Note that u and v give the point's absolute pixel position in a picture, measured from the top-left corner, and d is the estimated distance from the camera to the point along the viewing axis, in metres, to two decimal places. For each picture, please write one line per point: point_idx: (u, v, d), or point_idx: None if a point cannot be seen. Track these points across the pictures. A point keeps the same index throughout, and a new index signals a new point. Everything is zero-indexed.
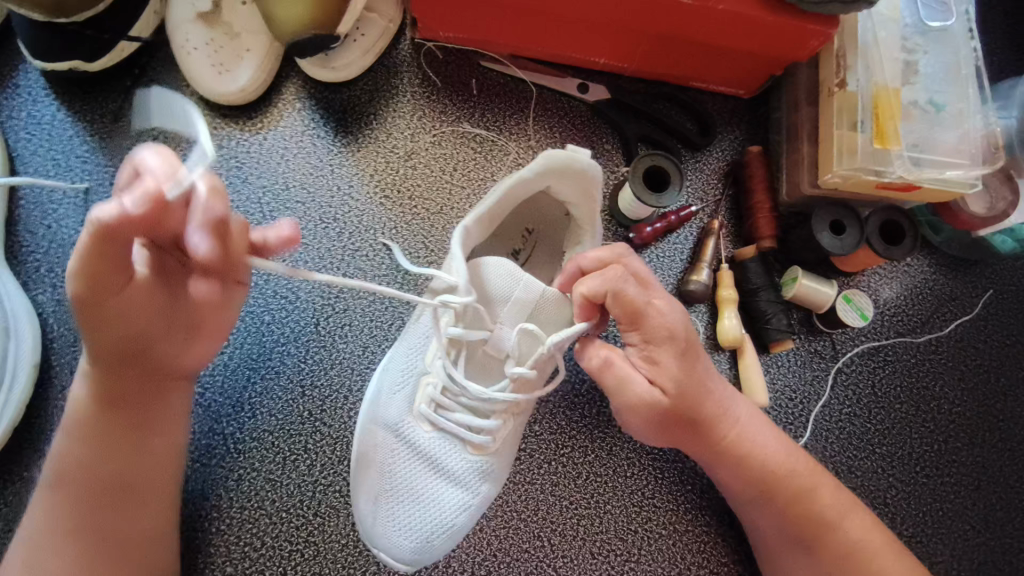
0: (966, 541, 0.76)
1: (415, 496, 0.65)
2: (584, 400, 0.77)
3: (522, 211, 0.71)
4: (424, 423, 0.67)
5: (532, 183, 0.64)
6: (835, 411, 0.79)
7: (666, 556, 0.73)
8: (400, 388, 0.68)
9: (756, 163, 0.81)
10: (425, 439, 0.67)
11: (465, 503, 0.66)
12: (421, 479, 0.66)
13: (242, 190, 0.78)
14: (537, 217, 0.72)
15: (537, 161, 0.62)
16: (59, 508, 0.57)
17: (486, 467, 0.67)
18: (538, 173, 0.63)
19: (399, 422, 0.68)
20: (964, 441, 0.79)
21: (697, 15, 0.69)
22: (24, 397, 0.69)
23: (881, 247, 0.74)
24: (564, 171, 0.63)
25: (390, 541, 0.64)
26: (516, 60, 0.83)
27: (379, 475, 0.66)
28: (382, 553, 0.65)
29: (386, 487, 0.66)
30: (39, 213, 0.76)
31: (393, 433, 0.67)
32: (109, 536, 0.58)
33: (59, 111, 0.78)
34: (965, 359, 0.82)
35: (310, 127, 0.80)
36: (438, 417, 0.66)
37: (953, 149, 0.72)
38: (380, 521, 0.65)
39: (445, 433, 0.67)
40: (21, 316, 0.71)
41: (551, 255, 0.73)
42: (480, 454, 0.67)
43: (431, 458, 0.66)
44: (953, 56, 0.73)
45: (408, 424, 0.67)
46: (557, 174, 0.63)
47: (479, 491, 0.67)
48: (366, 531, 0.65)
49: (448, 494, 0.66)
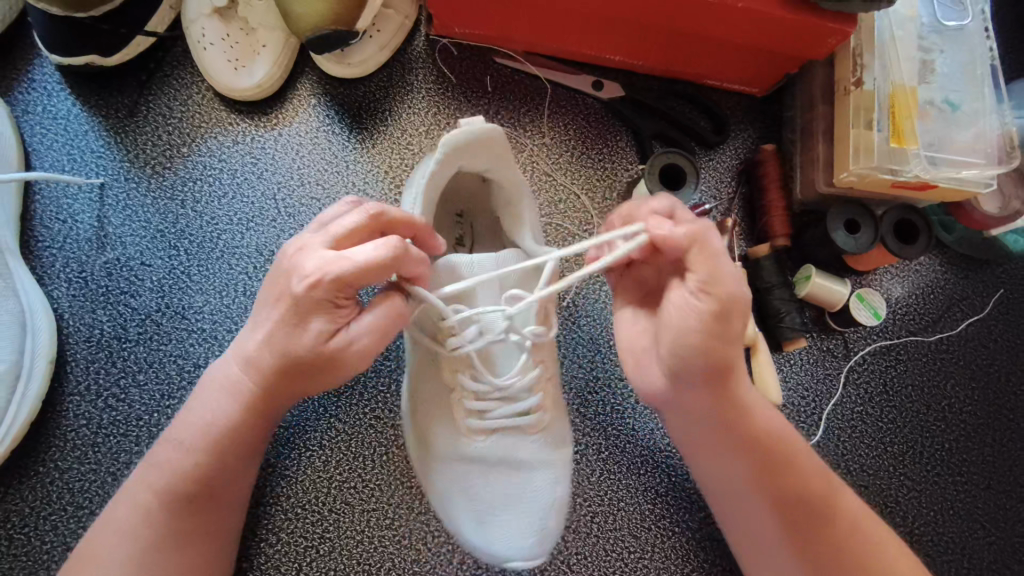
0: (976, 540, 0.76)
1: (508, 502, 0.65)
2: (596, 399, 0.77)
3: (445, 199, 0.71)
4: (475, 435, 0.66)
5: (443, 170, 0.62)
6: (848, 410, 0.79)
7: (679, 553, 0.73)
8: (438, 415, 0.67)
9: (770, 161, 0.81)
10: (485, 448, 0.66)
11: (554, 479, 0.67)
12: (501, 484, 0.65)
13: (259, 187, 0.78)
14: (463, 200, 0.72)
15: (441, 148, 0.61)
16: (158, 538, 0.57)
17: (550, 444, 0.68)
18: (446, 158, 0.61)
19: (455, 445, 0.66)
20: (975, 441, 0.79)
21: (715, 14, 0.69)
22: (40, 392, 0.69)
23: (896, 246, 0.75)
24: (472, 145, 0.62)
25: (517, 550, 0.64)
26: (531, 57, 0.83)
27: (467, 501, 0.66)
28: (512, 562, 0.65)
29: (479, 508, 0.66)
30: (53, 208, 0.76)
31: (455, 458, 0.66)
32: None
33: (74, 106, 0.78)
34: (976, 358, 0.82)
35: (325, 123, 0.80)
36: (486, 422, 0.65)
37: (969, 149, 0.72)
38: (495, 539, 0.65)
39: (501, 434, 0.66)
40: (37, 310, 0.71)
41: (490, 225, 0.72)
42: (541, 432, 0.67)
43: (506, 461, 0.66)
44: (969, 56, 0.73)
45: (464, 441, 0.66)
46: (464, 153, 0.62)
47: (558, 462, 0.68)
48: (486, 550, 0.66)
49: (532, 483, 0.66)
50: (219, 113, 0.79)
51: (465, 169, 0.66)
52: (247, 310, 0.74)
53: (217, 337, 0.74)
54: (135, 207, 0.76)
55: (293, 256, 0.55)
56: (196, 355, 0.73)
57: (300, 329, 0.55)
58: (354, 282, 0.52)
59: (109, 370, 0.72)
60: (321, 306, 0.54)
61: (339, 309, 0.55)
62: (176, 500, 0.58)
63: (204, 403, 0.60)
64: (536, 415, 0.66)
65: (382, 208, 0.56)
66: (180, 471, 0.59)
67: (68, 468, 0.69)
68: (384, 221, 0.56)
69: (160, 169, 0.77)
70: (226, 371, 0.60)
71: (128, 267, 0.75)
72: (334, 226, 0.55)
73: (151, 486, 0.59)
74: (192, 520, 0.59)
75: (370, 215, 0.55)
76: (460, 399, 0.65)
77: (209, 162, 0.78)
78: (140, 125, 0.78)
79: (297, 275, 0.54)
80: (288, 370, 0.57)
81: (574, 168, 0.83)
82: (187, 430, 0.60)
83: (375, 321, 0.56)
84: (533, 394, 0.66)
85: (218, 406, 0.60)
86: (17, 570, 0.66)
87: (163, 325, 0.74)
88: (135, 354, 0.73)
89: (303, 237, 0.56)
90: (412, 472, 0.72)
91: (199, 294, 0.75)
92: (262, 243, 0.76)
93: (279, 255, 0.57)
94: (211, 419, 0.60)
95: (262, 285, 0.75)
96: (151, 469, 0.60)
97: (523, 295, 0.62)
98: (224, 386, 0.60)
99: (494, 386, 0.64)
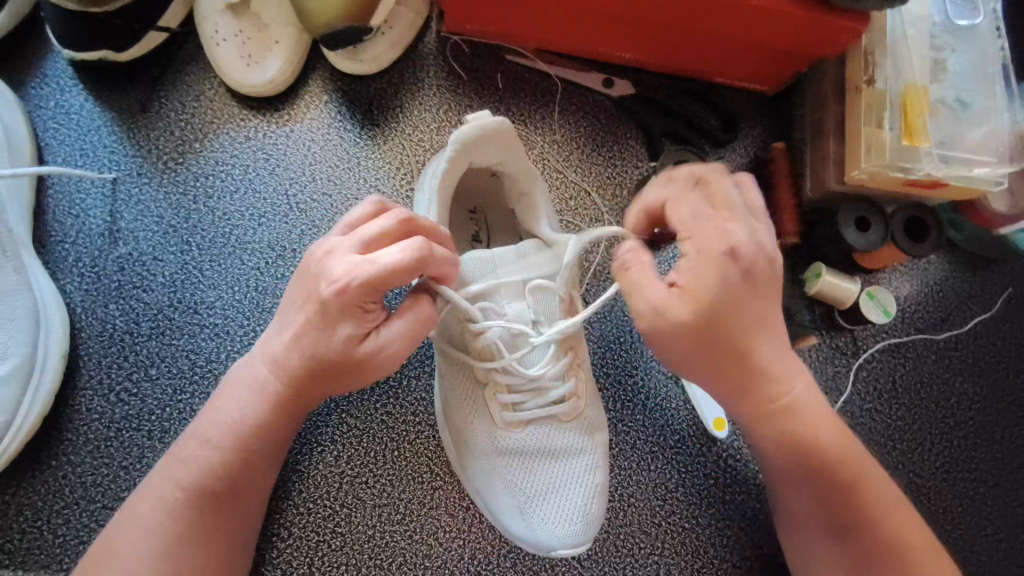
0: (985, 537, 0.77)
1: (551, 488, 0.67)
2: (607, 395, 0.77)
3: (459, 197, 0.72)
4: (513, 428, 0.68)
5: (454, 164, 0.62)
6: (856, 407, 0.80)
7: (689, 549, 0.73)
8: (473, 413, 0.68)
9: (780, 159, 0.81)
10: (525, 440, 0.68)
11: (591, 463, 0.68)
12: (543, 472, 0.67)
13: (271, 183, 0.78)
14: (476, 197, 0.72)
15: (453, 146, 0.61)
16: (173, 532, 0.57)
17: (586, 428, 0.69)
18: (457, 152, 0.61)
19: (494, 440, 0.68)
20: (984, 438, 0.80)
21: (728, 11, 0.69)
22: (53, 386, 0.69)
23: (906, 244, 0.75)
24: (482, 139, 0.62)
25: (566, 534, 0.65)
26: (543, 55, 0.83)
27: (511, 494, 0.66)
28: (559, 550, 0.65)
29: (523, 499, 0.66)
30: (66, 202, 0.76)
31: (492, 452, 0.68)
32: (222, 563, 0.59)
33: (87, 101, 0.78)
34: (985, 356, 0.82)
35: (336, 119, 0.80)
36: (520, 413, 0.67)
37: (980, 147, 0.72)
38: (542, 529, 0.65)
39: (538, 424, 0.68)
40: (50, 305, 0.71)
41: (505, 217, 0.73)
42: (575, 418, 0.69)
43: (544, 449, 0.68)
44: (980, 54, 0.74)
45: (502, 435, 0.68)
46: (476, 149, 0.62)
47: (597, 445, 0.69)
48: (534, 543, 0.65)
49: (571, 469, 0.67)
50: (230, 108, 0.79)
51: (476, 164, 0.66)
52: (259, 305, 0.75)
53: (228, 332, 0.74)
54: (148, 202, 0.77)
55: (320, 259, 0.56)
56: (207, 350, 0.73)
57: (325, 335, 0.56)
58: (380, 286, 0.53)
59: (122, 364, 0.72)
60: (350, 311, 0.55)
61: (368, 314, 0.56)
62: (192, 497, 0.58)
63: (234, 401, 0.61)
64: (570, 402, 0.68)
65: (411, 216, 0.56)
66: (197, 470, 0.59)
67: (80, 462, 0.69)
68: (413, 227, 0.56)
69: (172, 164, 0.78)
70: (255, 369, 0.61)
71: (140, 262, 0.75)
72: (364, 229, 0.56)
73: (167, 483, 0.59)
74: (212, 517, 0.59)
75: (400, 220, 0.55)
76: (494, 392, 0.67)
77: (221, 157, 0.78)
78: (153, 121, 0.78)
79: (325, 279, 0.54)
80: (322, 372, 0.58)
81: (584, 165, 0.83)
82: (212, 427, 0.60)
83: (404, 326, 0.57)
84: (566, 381, 0.68)
85: (246, 405, 0.60)
86: (30, 563, 0.66)
87: (174, 320, 0.74)
88: (147, 349, 0.73)
89: (329, 240, 0.57)
90: (423, 468, 0.72)
91: (211, 289, 0.75)
92: (273, 239, 0.76)
93: (304, 257, 0.58)
94: (240, 417, 0.60)
95: (274, 281, 0.75)
96: (167, 467, 0.60)
97: (550, 284, 0.66)
98: (251, 385, 0.61)
99: (525, 377, 0.66)
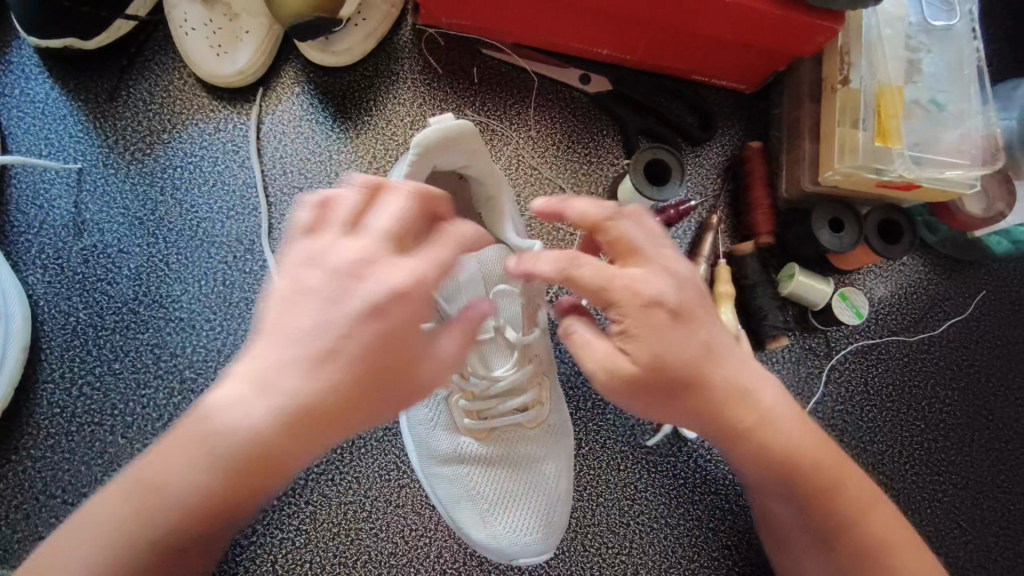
0: (952, 539, 0.77)
1: (518, 499, 0.66)
2: (579, 392, 0.76)
3: None
4: (471, 435, 0.67)
5: (419, 167, 0.61)
6: (828, 408, 0.79)
7: (657, 549, 0.73)
8: (437, 421, 0.68)
9: (757, 159, 0.81)
10: (477, 448, 0.67)
11: (559, 471, 0.68)
12: (506, 482, 0.66)
13: (240, 176, 0.77)
14: None
15: (416, 148, 0.60)
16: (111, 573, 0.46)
17: (552, 434, 0.69)
18: (421, 156, 0.60)
19: (453, 450, 0.67)
20: (954, 440, 0.80)
21: (701, 9, 0.69)
22: (13, 379, 0.69)
23: (879, 246, 0.74)
24: (450, 143, 0.60)
25: (524, 545, 0.65)
26: (519, 49, 0.82)
27: (474, 502, 0.66)
28: (519, 560, 0.66)
29: (488, 507, 0.66)
30: (30, 193, 0.75)
31: (454, 461, 0.67)
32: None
33: (52, 90, 0.76)
34: (957, 359, 0.82)
35: (310, 111, 0.79)
36: (485, 421, 0.66)
37: (953, 149, 0.72)
38: (502, 539, 0.65)
39: (495, 440, 0.67)
40: (11, 297, 0.70)
41: None
42: (540, 426, 0.68)
43: (511, 456, 0.67)
44: (956, 56, 0.73)
45: (464, 440, 0.67)
46: (441, 150, 0.61)
47: (561, 452, 0.69)
48: (494, 550, 0.65)
49: (538, 474, 0.67)
50: (200, 99, 0.78)
51: (443, 168, 0.64)
52: (226, 300, 0.74)
53: (194, 327, 0.73)
54: (113, 194, 0.75)
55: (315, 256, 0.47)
56: (172, 344, 0.73)
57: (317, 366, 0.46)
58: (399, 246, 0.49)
59: (84, 358, 0.72)
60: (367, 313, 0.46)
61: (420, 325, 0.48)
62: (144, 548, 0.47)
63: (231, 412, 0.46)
64: (534, 411, 0.67)
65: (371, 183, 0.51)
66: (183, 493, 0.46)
67: (42, 456, 0.69)
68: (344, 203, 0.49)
69: (138, 155, 0.76)
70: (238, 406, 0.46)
71: (105, 255, 0.74)
72: (339, 209, 0.48)
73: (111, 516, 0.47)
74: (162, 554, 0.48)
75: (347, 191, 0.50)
76: (457, 399, 0.66)
77: (189, 149, 0.77)
78: (120, 110, 0.77)
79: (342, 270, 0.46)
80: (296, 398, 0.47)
81: (560, 162, 0.83)
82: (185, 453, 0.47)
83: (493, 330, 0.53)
84: (529, 391, 0.66)
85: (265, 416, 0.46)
86: None
87: (140, 314, 0.73)
88: (112, 342, 0.72)
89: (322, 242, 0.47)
90: (391, 465, 0.72)
91: (178, 283, 0.74)
92: (241, 233, 0.76)
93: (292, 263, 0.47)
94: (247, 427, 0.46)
95: (241, 275, 0.74)
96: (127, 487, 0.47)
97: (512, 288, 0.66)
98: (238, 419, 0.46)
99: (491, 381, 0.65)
